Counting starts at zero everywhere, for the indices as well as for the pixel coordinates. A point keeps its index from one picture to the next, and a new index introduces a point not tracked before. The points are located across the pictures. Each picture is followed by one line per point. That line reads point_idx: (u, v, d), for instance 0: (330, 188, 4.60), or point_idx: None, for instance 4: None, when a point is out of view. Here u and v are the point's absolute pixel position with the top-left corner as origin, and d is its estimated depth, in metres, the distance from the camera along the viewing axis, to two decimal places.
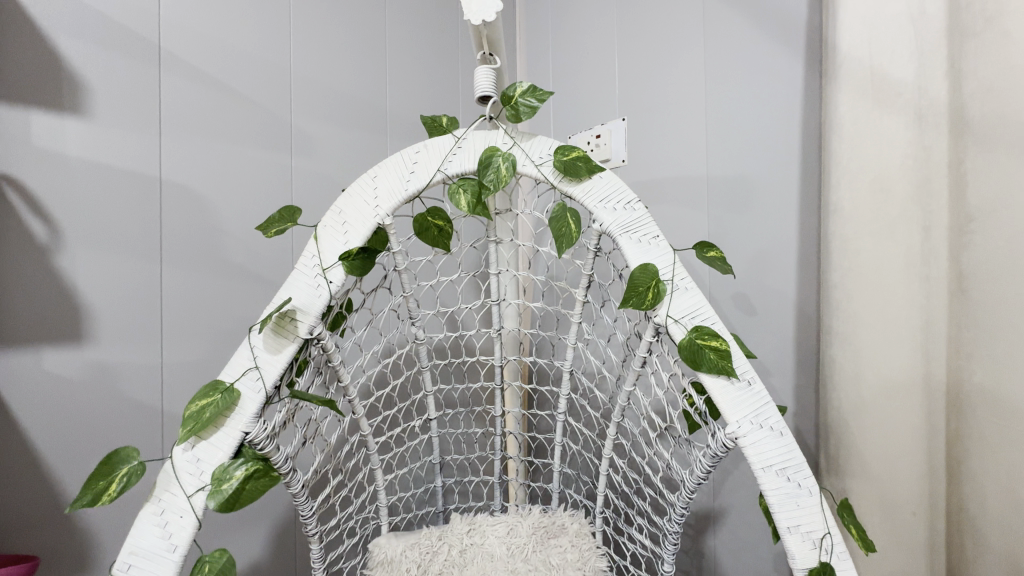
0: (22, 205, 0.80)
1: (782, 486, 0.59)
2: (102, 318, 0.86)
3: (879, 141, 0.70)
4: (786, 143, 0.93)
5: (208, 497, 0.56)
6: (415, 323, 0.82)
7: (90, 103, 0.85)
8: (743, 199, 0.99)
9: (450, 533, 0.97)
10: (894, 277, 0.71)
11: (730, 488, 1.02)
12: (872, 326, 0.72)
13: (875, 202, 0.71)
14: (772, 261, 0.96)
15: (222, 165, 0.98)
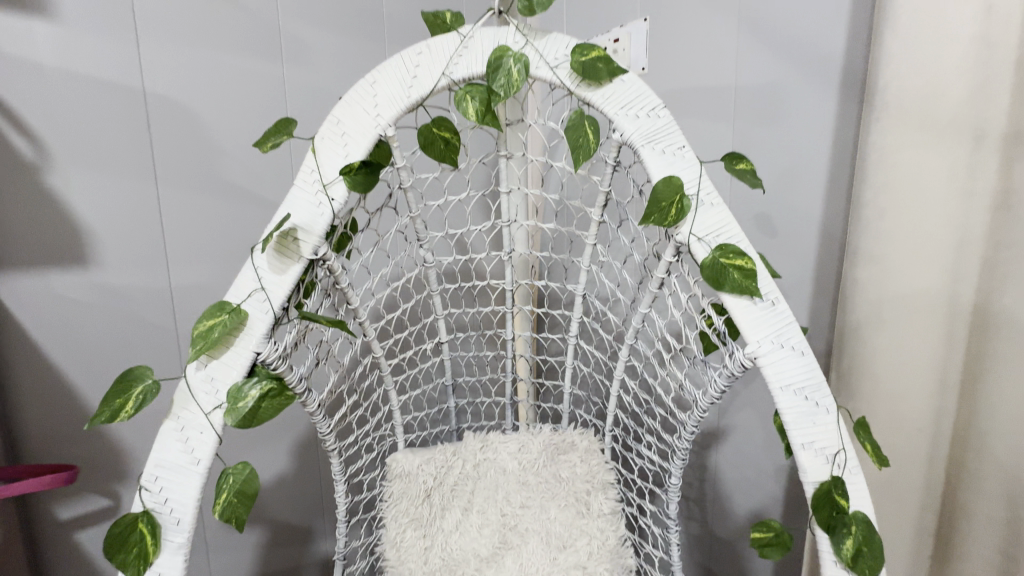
0: (5, 122, 0.76)
1: (800, 404, 0.58)
2: (106, 240, 0.84)
3: (937, 32, 0.62)
4: (831, 39, 0.82)
5: (225, 414, 0.57)
6: (424, 245, 0.79)
7: (55, 4, 0.77)
8: (775, 109, 0.90)
9: (464, 449, 1.00)
10: (935, 193, 0.65)
11: (737, 408, 1.03)
12: (902, 243, 0.69)
13: (924, 107, 0.64)
14: (802, 176, 0.89)
15: (208, 74, 0.90)
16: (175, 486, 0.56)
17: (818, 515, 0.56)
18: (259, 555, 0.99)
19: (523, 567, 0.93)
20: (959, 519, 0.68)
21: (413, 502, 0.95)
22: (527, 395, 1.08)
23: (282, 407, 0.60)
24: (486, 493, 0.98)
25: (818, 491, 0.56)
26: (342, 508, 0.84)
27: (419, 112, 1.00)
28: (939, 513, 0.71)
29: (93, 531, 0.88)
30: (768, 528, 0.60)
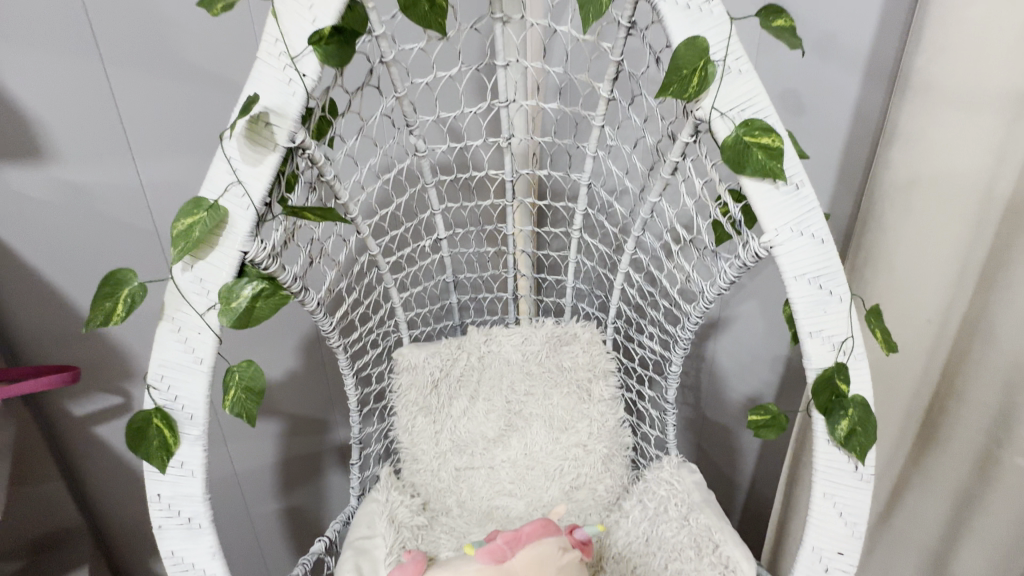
0: None
1: (813, 294, 0.56)
2: (58, 132, 0.78)
3: None
4: None
5: (219, 315, 0.55)
6: (414, 132, 0.72)
7: None
8: None
9: (468, 342, 1.01)
10: (998, 56, 0.58)
11: (740, 300, 1.02)
12: (945, 116, 0.64)
13: None
14: (840, 41, 0.78)
15: None
16: (183, 384, 0.57)
17: (817, 399, 0.57)
18: (279, 440, 1.07)
19: (527, 445, 1.01)
20: (952, 401, 0.71)
21: (423, 392, 0.98)
22: (529, 290, 1.07)
23: (279, 306, 0.58)
24: (491, 383, 1.01)
25: (820, 377, 0.56)
26: (353, 399, 0.88)
27: None
28: (932, 396, 0.74)
29: (109, 426, 0.93)
30: (766, 412, 0.62)
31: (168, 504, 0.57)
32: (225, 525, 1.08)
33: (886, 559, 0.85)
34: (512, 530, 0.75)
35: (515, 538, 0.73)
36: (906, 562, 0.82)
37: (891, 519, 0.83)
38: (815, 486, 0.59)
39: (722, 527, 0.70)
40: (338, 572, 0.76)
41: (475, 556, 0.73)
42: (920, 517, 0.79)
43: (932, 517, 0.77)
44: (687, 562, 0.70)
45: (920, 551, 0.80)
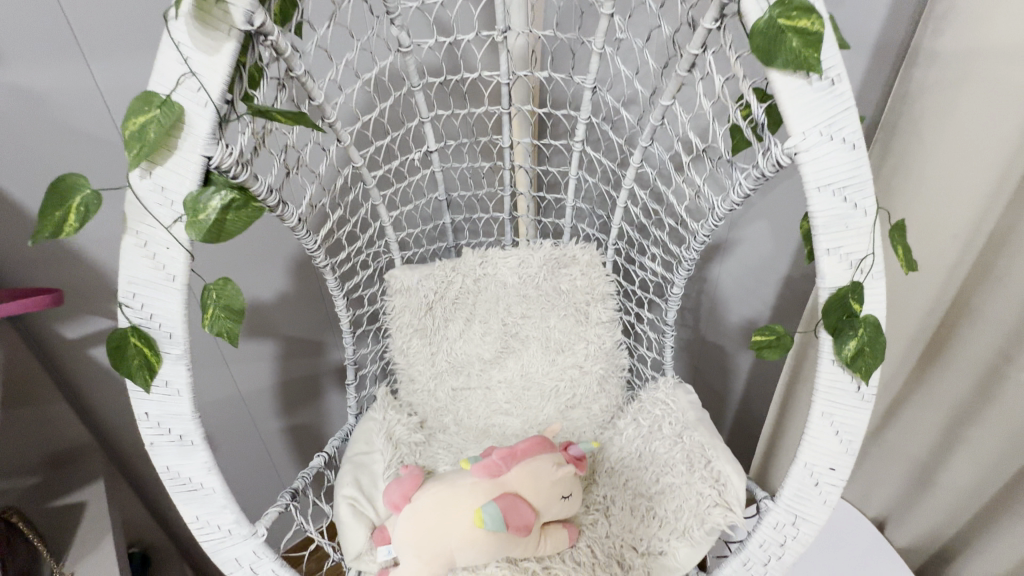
0: None
1: (836, 207, 0.51)
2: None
3: None
4: None
5: (186, 228, 0.50)
6: (394, 22, 0.63)
7: None
8: None
9: (463, 265, 0.98)
10: None
11: (748, 220, 0.97)
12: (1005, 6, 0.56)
13: None
14: None
15: None
16: (158, 303, 0.53)
17: (826, 319, 0.55)
18: (277, 360, 1.04)
19: (524, 367, 1.01)
20: (960, 324, 0.73)
21: (417, 314, 0.96)
22: (528, 210, 1.02)
23: (252, 219, 0.53)
24: (487, 306, 0.99)
25: (835, 297, 0.53)
26: (346, 321, 0.86)
27: None
28: (941, 319, 0.75)
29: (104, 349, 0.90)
30: (771, 332, 0.60)
31: (158, 423, 0.56)
32: (231, 446, 1.04)
33: (875, 465, 0.93)
34: (507, 447, 0.75)
35: (511, 455, 0.74)
36: (895, 467, 0.89)
37: (886, 432, 0.89)
38: (814, 406, 0.59)
39: (715, 445, 0.70)
40: (338, 485, 0.76)
41: (473, 471, 0.74)
42: (914, 430, 0.84)
43: (926, 430, 0.82)
44: (679, 476, 0.70)
45: (910, 458, 0.87)
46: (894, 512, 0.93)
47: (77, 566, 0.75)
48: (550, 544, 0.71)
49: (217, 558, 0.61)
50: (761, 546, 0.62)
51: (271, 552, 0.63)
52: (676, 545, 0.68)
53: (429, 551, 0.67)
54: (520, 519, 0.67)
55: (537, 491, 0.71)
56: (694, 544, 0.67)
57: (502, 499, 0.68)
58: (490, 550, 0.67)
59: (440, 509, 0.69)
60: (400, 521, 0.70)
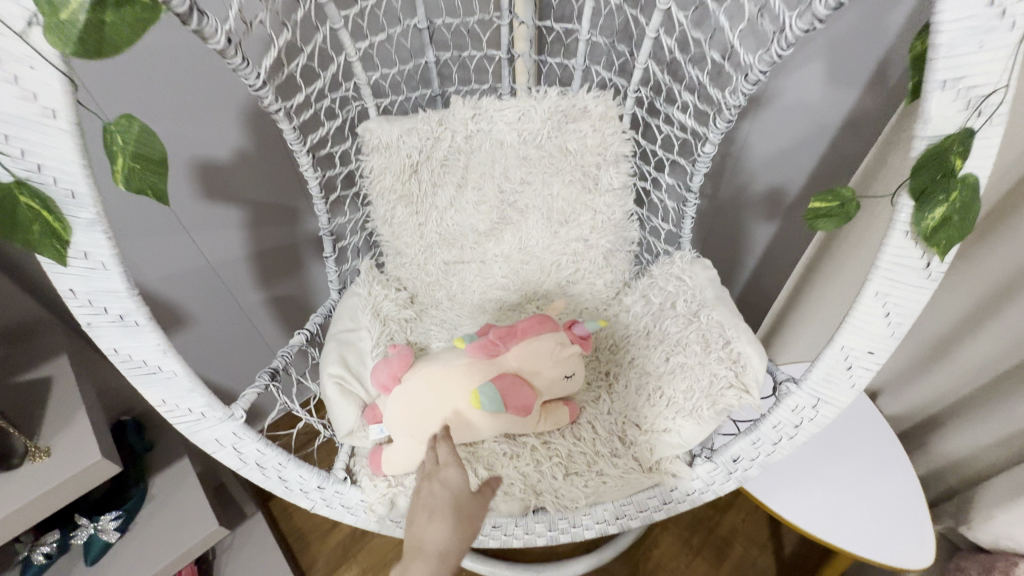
0: None
1: (975, 14, 0.36)
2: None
3: None
4: None
5: (48, 36, 0.35)
6: None
7: None
8: None
9: (452, 118, 0.82)
10: None
11: (799, 64, 0.79)
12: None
13: None
14: None
15: None
16: (45, 151, 0.40)
17: (914, 180, 0.43)
18: (246, 230, 0.91)
19: (523, 241, 0.91)
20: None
21: (400, 178, 0.83)
22: (529, 47, 0.83)
23: (141, 23, 0.37)
24: (481, 170, 0.86)
25: (934, 148, 0.41)
26: (314, 185, 0.73)
27: None
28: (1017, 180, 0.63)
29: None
30: (834, 197, 0.49)
31: (89, 301, 0.47)
32: (209, 331, 0.95)
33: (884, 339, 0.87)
34: (506, 327, 0.69)
35: (509, 335, 0.68)
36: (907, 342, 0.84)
37: None
38: (867, 285, 0.50)
39: (736, 324, 0.64)
40: (323, 363, 0.71)
41: (466, 351, 0.68)
42: (940, 305, 0.76)
43: (954, 306, 0.74)
44: (691, 356, 0.65)
45: (926, 334, 0.80)
46: (891, 384, 0.90)
47: (53, 443, 0.60)
48: (550, 422, 0.68)
49: (196, 440, 0.57)
50: (774, 427, 0.59)
51: (253, 433, 0.59)
52: (681, 424, 0.64)
53: (420, 433, 0.63)
54: (519, 401, 0.63)
55: (538, 372, 0.66)
56: (702, 423, 0.63)
57: (500, 379, 0.64)
58: (485, 428, 0.65)
59: (431, 390, 0.64)
60: (390, 404, 0.66)
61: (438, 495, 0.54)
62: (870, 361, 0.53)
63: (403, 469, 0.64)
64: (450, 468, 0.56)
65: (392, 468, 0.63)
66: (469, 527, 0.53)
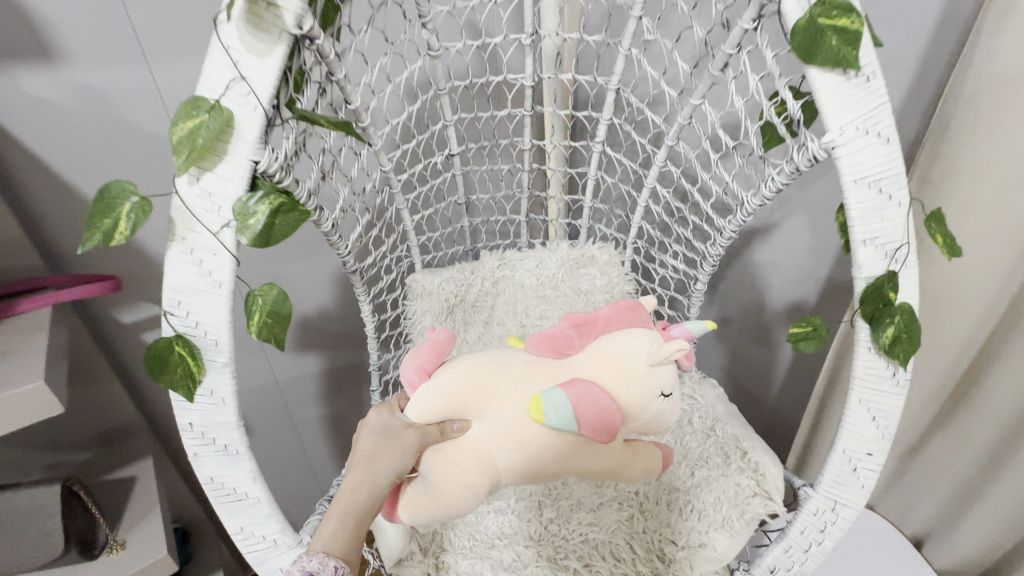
0: None
1: (871, 198, 0.53)
2: (66, 25, 0.65)
3: None
4: None
5: (237, 234, 0.50)
6: (427, 25, 0.62)
7: None
8: None
9: (481, 268, 0.99)
10: None
11: (783, 211, 0.96)
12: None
13: None
14: None
15: None
16: (200, 310, 0.52)
17: (864, 309, 0.56)
18: (309, 364, 0.99)
19: None
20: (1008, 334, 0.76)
21: (439, 320, 0.95)
22: (559, 215, 1.01)
23: (299, 223, 0.53)
24: (506, 308, 1.00)
25: (873, 286, 0.55)
26: (370, 326, 0.85)
27: None
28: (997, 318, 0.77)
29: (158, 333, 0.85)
30: (808, 324, 0.62)
31: (202, 433, 0.56)
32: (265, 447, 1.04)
33: (919, 481, 0.98)
34: (585, 318, 0.66)
35: (588, 329, 0.64)
36: (941, 484, 0.93)
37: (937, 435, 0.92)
38: (851, 394, 0.60)
39: (750, 437, 0.74)
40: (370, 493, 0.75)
41: (528, 346, 0.65)
42: (960, 443, 0.88)
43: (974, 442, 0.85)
44: (715, 468, 0.73)
45: (955, 473, 0.90)
46: (935, 532, 0.98)
47: (127, 537, 0.77)
48: (641, 464, 0.65)
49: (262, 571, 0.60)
50: (801, 533, 0.63)
51: None
52: (716, 537, 0.69)
53: (457, 454, 0.60)
54: (597, 424, 0.57)
55: (628, 382, 0.60)
56: (735, 535, 0.68)
57: (574, 390, 0.58)
58: (544, 451, 0.60)
59: (460, 402, 0.61)
60: (404, 411, 0.61)
61: (375, 427, 0.59)
62: (872, 463, 0.60)
63: (438, 506, 0.61)
64: (382, 410, 0.61)
65: (416, 508, 0.61)
66: (404, 458, 0.57)
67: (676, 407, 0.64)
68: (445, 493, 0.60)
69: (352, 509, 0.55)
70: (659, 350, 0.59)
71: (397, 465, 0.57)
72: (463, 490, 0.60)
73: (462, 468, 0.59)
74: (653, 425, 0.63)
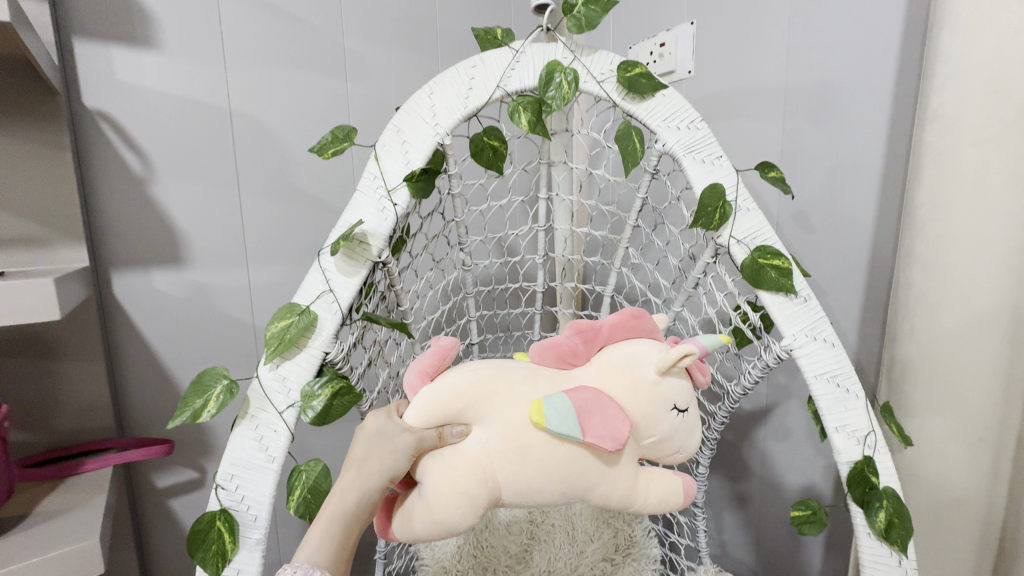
0: (116, 139, 0.81)
1: (833, 391, 0.63)
2: (197, 242, 0.89)
3: (1001, 31, 0.53)
4: (879, 49, 0.78)
5: (300, 413, 0.59)
6: (464, 251, 0.78)
7: (160, 33, 0.82)
8: (822, 109, 0.86)
9: None
10: (989, 191, 0.56)
11: (777, 400, 1.01)
12: (961, 241, 0.58)
13: (985, 106, 0.55)
14: (849, 175, 0.85)
15: (281, 90, 0.93)
16: (250, 484, 0.58)
17: (854, 492, 0.62)
18: None
19: None
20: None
21: None
22: None
23: (354, 402, 0.62)
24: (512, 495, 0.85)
25: (854, 469, 0.61)
26: None
27: (472, 122, 1.04)
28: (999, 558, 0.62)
29: (183, 500, 0.92)
30: (807, 507, 0.67)
31: None
32: None
33: None
34: (589, 324, 0.61)
35: (594, 335, 0.60)
36: None
37: None
38: None
39: None
40: None
41: (533, 354, 0.61)
42: None
43: None
44: None
45: None
46: None
47: None
48: (657, 490, 0.59)
49: None
50: None
51: None
52: None
53: (455, 459, 0.54)
54: (604, 431, 0.53)
55: (634, 392, 0.57)
56: None
57: (578, 396, 0.55)
58: (544, 460, 0.55)
59: (456, 408, 0.56)
60: (402, 417, 0.57)
61: (371, 431, 0.56)
62: None
63: (430, 522, 0.54)
64: (379, 412, 0.57)
65: (410, 519, 0.55)
66: (398, 463, 0.53)
67: (691, 424, 0.60)
68: (442, 505, 0.53)
69: (343, 516, 0.52)
70: (668, 356, 0.56)
71: (389, 469, 0.53)
72: (459, 502, 0.53)
73: (460, 475, 0.53)
74: (661, 447, 0.59)
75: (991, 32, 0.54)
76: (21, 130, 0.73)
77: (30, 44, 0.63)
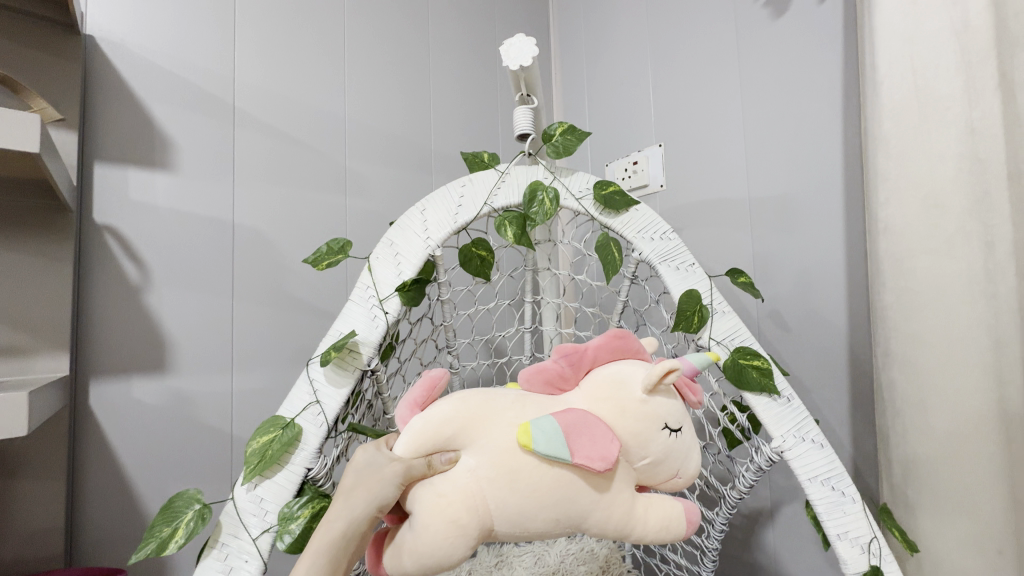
0: (118, 250, 0.83)
1: (829, 495, 0.62)
2: (184, 348, 0.87)
3: (929, 160, 0.62)
4: (825, 170, 0.89)
5: (275, 539, 0.55)
6: (452, 353, 0.79)
7: (176, 157, 0.89)
8: (783, 219, 0.95)
9: (478, 566, 0.84)
10: (948, 293, 0.60)
11: (777, 502, 0.98)
12: (930, 338, 0.62)
13: (928, 219, 0.62)
14: (815, 278, 0.91)
15: (284, 205, 0.99)
16: None
17: None
18: None
19: None
20: None
21: None
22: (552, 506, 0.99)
23: None
24: None
25: None
26: None
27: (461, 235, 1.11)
28: None
29: None
30: None
31: None
32: None
33: None
34: (574, 347, 0.58)
35: (578, 356, 0.56)
36: None
37: None
38: None
39: None
40: None
41: (522, 381, 0.58)
42: None
43: None
44: None
45: None
46: None
47: None
48: (657, 516, 0.53)
49: None
50: None
51: None
52: None
53: (443, 487, 0.48)
54: (594, 452, 0.49)
55: (623, 411, 0.53)
56: None
57: (567, 417, 0.51)
58: (534, 488, 0.50)
59: (444, 432, 0.51)
60: (392, 449, 0.52)
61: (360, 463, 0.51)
62: None
63: (422, 560, 0.47)
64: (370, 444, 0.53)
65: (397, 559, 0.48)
66: (386, 492, 0.48)
67: (687, 443, 0.56)
68: (433, 538, 0.46)
69: (327, 550, 0.47)
70: (652, 371, 0.53)
71: (377, 499, 0.48)
72: (445, 535, 0.47)
73: (450, 504, 0.47)
74: (656, 470, 0.54)
75: (919, 161, 0.63)
76: (26, 245, 0.75)
77: (53, 170, 0.67)
